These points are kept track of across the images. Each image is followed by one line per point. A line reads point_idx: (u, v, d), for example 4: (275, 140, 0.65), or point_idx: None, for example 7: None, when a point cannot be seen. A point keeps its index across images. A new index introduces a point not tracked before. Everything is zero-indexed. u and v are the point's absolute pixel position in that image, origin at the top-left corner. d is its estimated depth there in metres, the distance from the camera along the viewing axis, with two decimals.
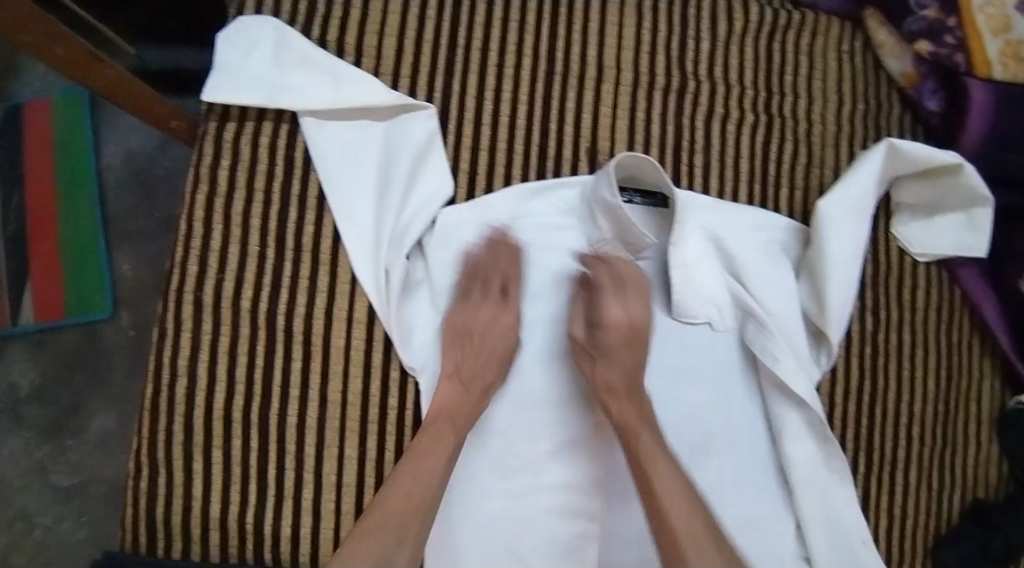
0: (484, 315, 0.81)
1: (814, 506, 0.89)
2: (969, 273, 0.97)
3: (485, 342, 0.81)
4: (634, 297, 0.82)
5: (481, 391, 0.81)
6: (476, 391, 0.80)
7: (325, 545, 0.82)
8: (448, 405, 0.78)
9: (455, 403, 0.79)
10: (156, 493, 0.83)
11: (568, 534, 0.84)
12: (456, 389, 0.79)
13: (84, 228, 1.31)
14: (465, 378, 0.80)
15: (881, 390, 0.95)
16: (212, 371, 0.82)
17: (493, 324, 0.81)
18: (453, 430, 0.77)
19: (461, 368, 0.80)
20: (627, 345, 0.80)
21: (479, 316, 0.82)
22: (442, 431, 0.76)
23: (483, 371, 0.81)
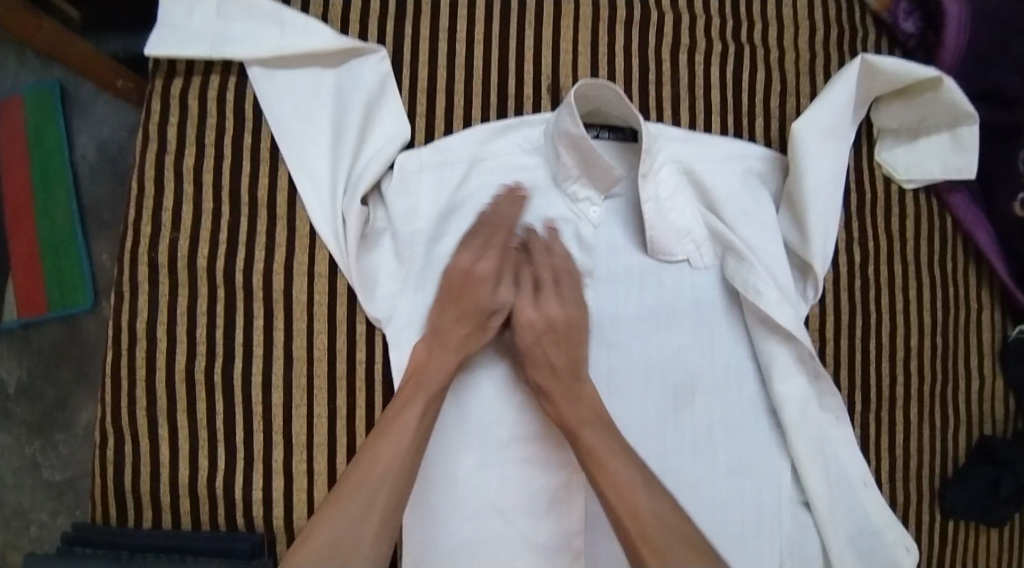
0: (466, 265, 0.78)
1: (808, 448, 0.85)
2: (959, 199, 0.92)
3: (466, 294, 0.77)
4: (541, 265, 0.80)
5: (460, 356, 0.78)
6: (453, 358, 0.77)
7: (300, 507, 0.79)
8: (421, 367, 0.76)
9: (426, 365, 0.77)
10: (123, 462, 0.80)
11: (550, 486, 0.82)
12: (431, 346, 0.77)
13: (61, 220, 1.29)
14: (437, 333, 0.77)
15: (874, 325, 0.91)
16: (171, 333, 0.80)
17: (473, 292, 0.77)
18: (425, 395, 0.75)
19: (435, 320, 0.78)
20: (548, 336, 0.78)
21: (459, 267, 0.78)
22: (411, 394, 0.75)
23: (462, 336, 0.77)
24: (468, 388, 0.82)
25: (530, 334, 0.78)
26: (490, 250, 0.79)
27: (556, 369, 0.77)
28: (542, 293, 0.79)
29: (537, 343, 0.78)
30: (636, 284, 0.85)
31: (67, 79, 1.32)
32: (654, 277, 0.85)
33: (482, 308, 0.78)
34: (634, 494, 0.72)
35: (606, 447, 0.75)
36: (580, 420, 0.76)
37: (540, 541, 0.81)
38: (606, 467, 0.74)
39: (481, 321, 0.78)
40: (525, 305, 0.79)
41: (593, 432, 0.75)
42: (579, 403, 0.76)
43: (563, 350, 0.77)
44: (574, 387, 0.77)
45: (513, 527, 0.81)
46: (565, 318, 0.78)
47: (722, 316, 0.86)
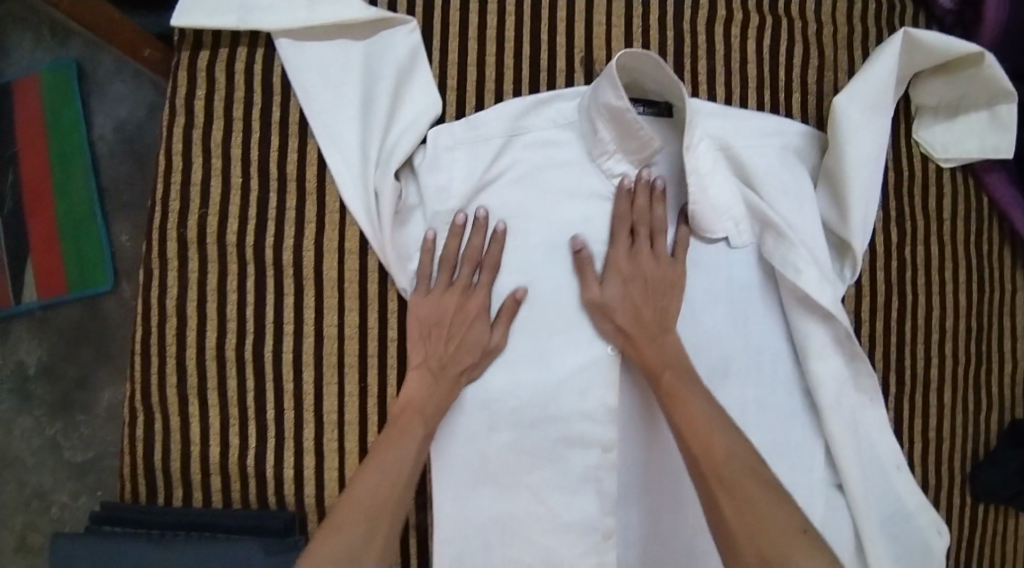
0: (450, 302, 0.78)
1: (842, 428, 0.84)
2: (997, 179, 0.91)
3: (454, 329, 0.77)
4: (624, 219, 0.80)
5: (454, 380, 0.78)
6: (445, 382, 0.77)
7: (331, 486, 0.79)
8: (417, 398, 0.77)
9: (421, 398, 0.77)
10: (152, 441, 0.79)
11: (580, 465, 0.82)
12: (426, 380, 0.77)
13: (79, 201, 1.28)
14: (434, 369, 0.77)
15: (910, 306, 0.89)
16: (201, 310, 0.79)
17: (460, 314, 0.77)
18: (420, 422, 0.76)
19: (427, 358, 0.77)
20: (639, 286, 0.79)
21: (446, 305, 0.78)
22: (408, 424, 0.75)
23: (453, 360, 0.77)
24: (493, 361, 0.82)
25: (624, 281, 0.79)
26: (476, 291, 0.78)
27: (642, 315, 0.78)
28: (639, 247, 0.79)
29: (628, 289, 0.79)
30: None
31: (83, 58, 1.30)
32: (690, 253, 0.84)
33: (475, 347, 0.77)
34: (709, 435, 0.73)
35: (687, 387, 0.76)
36: (664, 361, 0.77)
37: (570, 520, 0.82)
38: (688, 407, 0.74)
39: (476, 359, 0.78)
40: (621, 251, 0.80)
41: (673, 373, 0.76)
42: (664, 346, 0.78)
43: (652, 299, 0.79)
44: (655, 333, 0.78)
45: (544, 503, 0.82)
46: (660, 276, 0.79)
47: (757, 295, 0.85)
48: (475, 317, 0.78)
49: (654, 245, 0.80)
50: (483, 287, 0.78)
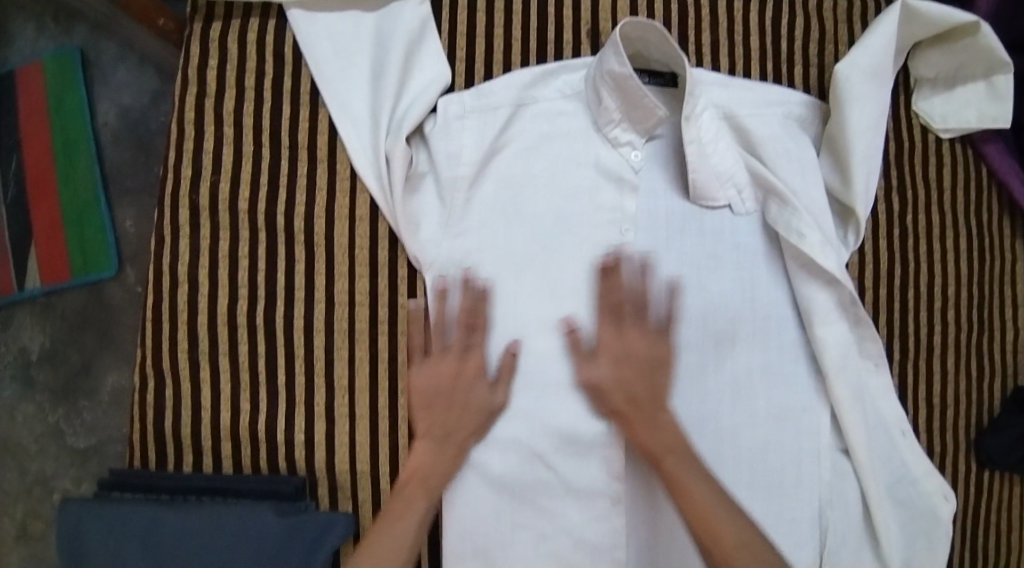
0: (448, 369, 0.77)
1: (848, 392, 0.85)
2: (995, 148, 0.92)
3: (456, 396, 0.78)
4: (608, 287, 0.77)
5: (458, 448, 0.79)
6: (451, 450, 0.78)
7: (342, 451, 0.79)
8: (423, 465, 0.77)
9: (429, 464, 0.78)
10: (163, 406, 0.79)
11: (588, 433, 0.80)
12: (433, 450, 0.78)
13: (82, 188, 1.28)
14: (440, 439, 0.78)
15: (912, 274, 0.91)
16: (212, 276, 0.79)
17: (459, 379, 0.77)
18: (424, 493, 0.76)
19: (432, 427, 0.78)
20: (629, 365, 0.75)
21: (444, 371, 0.77)
22: (412, 496, 0.76)
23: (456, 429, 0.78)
24: (503, 320, 0.81)
25: (614, 363, 0.75)
26: (472, 353, 0.77)
27: (634, 397, 0.75)
28: (625, 323, 0.75)
29: (617, 370, 0.75)
30: (677, 226, 0.85)
31: (87, 46, 1.31)
32: (695, 221, 0.85)
33: (481, 409, 0.78)
34: (716, 521, 0.71)
35: (689, 470, 0.74)
36: (660, 447, 0.75)
37: (581, 486, 0.81)
38: (691, 491, 0.73)
39: (484, 421, 0.79)
40: (609, 329, 0.76)
41: (675, 458, 0.74)
42: (660, 432, 0.75)
43: (646, 378, 0.75)
44: (653, 416, 0.75)
45: (553, 470, 0.81)
46: (657, 348, 0.75)
47: (763, 262, 0.86)
48: (476, 381, 0.78)
49: (642, 317, 0.75)
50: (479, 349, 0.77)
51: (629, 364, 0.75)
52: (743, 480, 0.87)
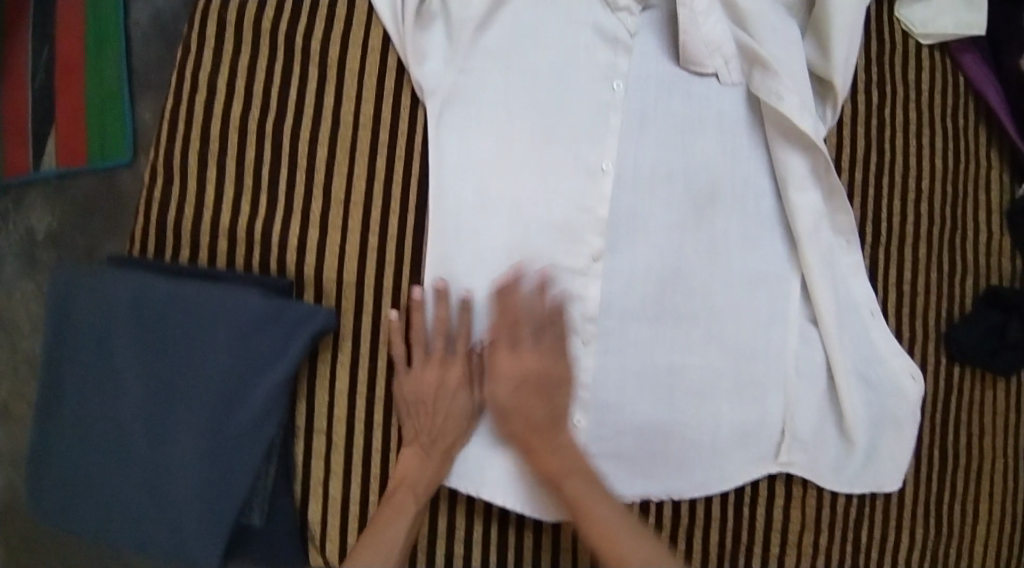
0: (432, 379, 0.83)
1: (818, 258, 0.89)
2: (971, 59, 0.98)
3: (439, 403, 0.83)
4: (501, 312, 0.81)
5: (444, 451, 0.84)
6: (438, 453, 0.83)
7: (331, 259, 0.85)
8: (410, 473, 0.83)
9: (416, 469, 0.83)
10: (169, 201, 0.86)
11: (565, 268, 0.87)
12: (418, 456, 0.83)
13: (108, 79, 1.30)
14: (425, 443, 0.83)
15: (888, 162, 0.95)
16: (229, 86, 0.87)
17: (442, 387, 0.83)
18: (414, 498, 0.82)
19: (418, 433, 0.83)
20: (527, 385, 0.80)
21: (426, 382, 0.83)
22: (402, 502, 0.81)
23: (442, 433, 0.83)
24: (494, 157, 0.86)
25: (512, 388, 0.80)
26: (455, 361, 0.83)
27: (535, 423, 0.81)
28: (519, 343, 0.80)
29: (517, 392, 0.80)
30: (667, 89, 0.89)
31: None
32: (684, 85, 0.90)
33: (461, 412, 0.83)
34: (616, 544, 0.77)
35: (585, 488, 0.80)
36: (562, 472, 0.81)
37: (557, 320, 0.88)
38: (586, 508, 0.79)
39: (465, 425, 0.84)
40: (506, 353, 0.80)
41: (576, 479, 0.81)
42: (560, 455, 0.81)
43: (542, 401, 0.81)
44: (552, 439, 0.82)
45: None
46: (552, 371, 0.81)
47: (744, 130, 0.90)
48: (457, 386, 0.83)
49: (537, 336, 0.80)
50: (461, 354, 0.83)
51: (527, 385, 0.80)
52: (714, 341, 0.89)
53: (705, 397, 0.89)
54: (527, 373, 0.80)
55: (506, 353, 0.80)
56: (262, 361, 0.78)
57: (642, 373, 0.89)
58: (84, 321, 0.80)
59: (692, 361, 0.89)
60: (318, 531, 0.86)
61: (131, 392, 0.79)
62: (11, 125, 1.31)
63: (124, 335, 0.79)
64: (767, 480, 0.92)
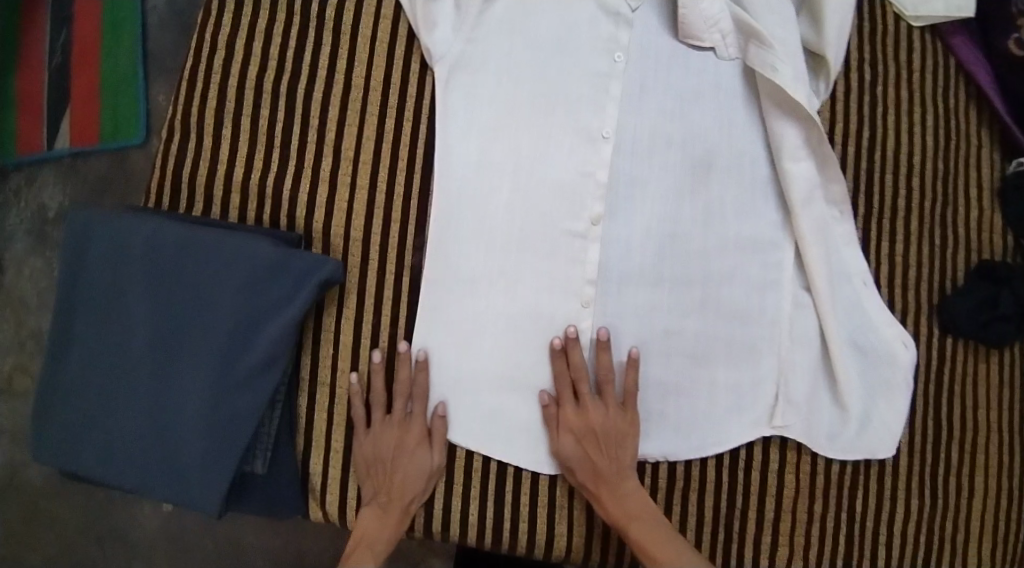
0: (391, 439, 0.87)
1: (812, 225, 0.90)
2: (961, 42, 1.01)
3: (398, 462, 0.86)
4: (565, 372, 0.87)
5: (403, 509, 0.86)
6: (395, 512, 0.86)
7: (339, 215, 0.90)
8: (368, 531, 0.85)
9: (374, 527, 0.85)
10: (185, 157, 0.92)
11: (565, 232, 0.89)
12: (376, 516, 0.85)
13: (124, 61, 1.34)
14: (383, 502, 0.86)
15: (880, 137, 0.98)
16: (247, 50, 0.93)
17: (401, 447, 0.86)
18: (370, 556, 0.83)
19: (376, 493, 0.86)
20: (591, 439, 0.85)
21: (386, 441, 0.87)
22: (359, 559, 0.83)
23: (400, 493, 0.86)
24: (497, 123, 0.90)
25: (578, 442, 0.86)
26: (414, 420, 0.87)
27: (599, 472, 0.85)
28: (583, 401, 0.86)
29: (581, 446, 0.86)
30: (666, 62, 0.92)
31: None
32: (681, 60, 0.92)
33: (419, 471, 0.86)
34: None
35: (652, 531, 0.83)
36: (626, 514, 0.85)
37: (558, 282, 0.89)
38: (652, 551, 0.82)
39: (424, 485, 0.87)
40: (572, 409, 0.86)
41: (641, 524, 0.84)
42: (625, 500, 0.85)
43: (605, 453, 0.86)
44: (618, 486, 0.85)
45: (531, 268, 0.89)
46: (614, 424, 0.86)
47: (738, 105, 0.93)
48: (415, 446, 0.86)
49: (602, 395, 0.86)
50: (418, 416, 0.87)
51: (592, 438, 0.85)
52: (709, 306, 0.91)
53: (701, 361, 0.91)
54: (593, 428, 0.85)
55: (573, 411, 0.86)
56: (270, 309, 0.80)
57: (640, 336, 0.90)
58: (95, 266, 0.82)
59: (688, 326, 0.91)
60: (318, 483, 0.89)
61: (138, 336, 0.80)
62: (26, 103, 1.35)
63: (133, 277, 0.80)
64: (761, 444, 0.92)
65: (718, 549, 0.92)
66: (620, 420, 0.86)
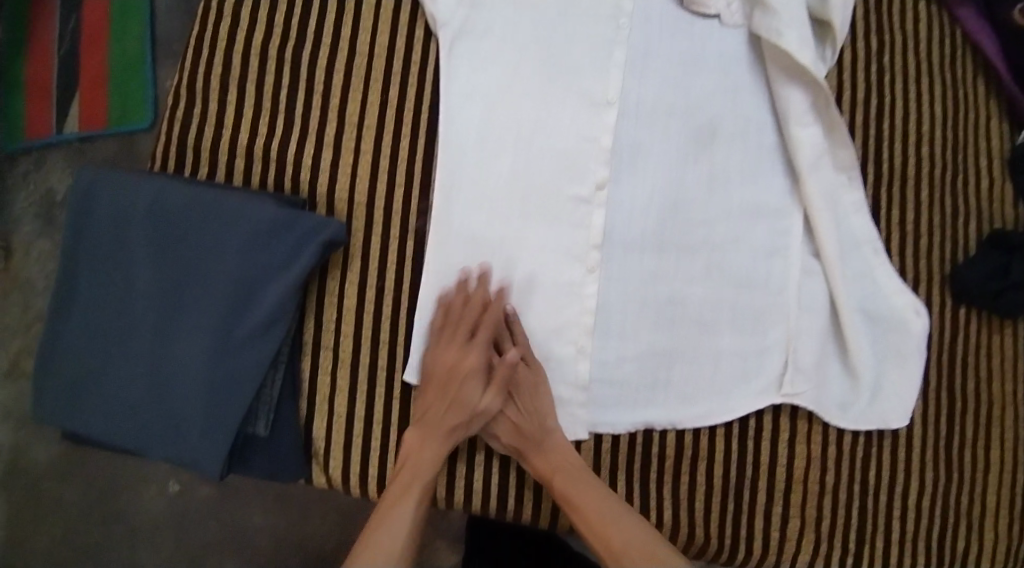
0: (450, 363, 0.85)
1: (820, 190, 0.89)
2: (967, 12, 1.00)
3: (453, 387, 0.84)
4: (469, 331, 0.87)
5: (448, 433, 0.84)
6: (439, 435, 0.84)
7: (343, 180, 0.90)
8: (413, 454, 0.84)
9: (417, 451, 0.84)
10: (190, 122, 0.92)
11: (570, 197, 0.89)
12: (421, 437, 0.84)
13: (133, 46, 1.34)
14: (430, 426, 0.84)
15: (887, 105, 0.97)
16: (254, 18, 0.94)
17: (456, 370, 0.84)
18: (417, 478, 0.84)
19: (425, 416, 0.84)
20: (504, 397, 0.86)
21: (444, 364, 0.85)
22: (407, 482, 0.83)
23: (445, 416, 0.84)
24: (500, 88, 0.90)
25: (494, 403, 0.87)
26: (475, 346, 0.85)
27: (517, 428, 0.86)
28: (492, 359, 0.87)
29: (497, 406, 0.87)
30: (671, 29, 0.91)
31: None
32: (686, 27, 0.91)
33: (472, 399, 0.84)
34: (607, 529, 0.82)
35: (574, 480, 0.84)
36: (548, 467, 0.85)
37: (562, 247, 0.88)
38: (573, 501, 0.83)
39: (465, 419, 0.84)
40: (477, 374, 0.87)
41: (562, 476, 0.84)
42: (549, 454, 0.85)
43: (520, 408, 0.86)
44: (540, 442, 0.85)
45: (536, 235, 0.89)
46: (524, 380, 0.86)
47: (745, 70, 0.91)
48: (471, 372, 0.84)
49: (501, 353, 0.86)
50: (480, 342, 0.85)
51: (503, 396, 0.86)
52: (717, 271, 0.90)
53: (708, 328, 0.90)
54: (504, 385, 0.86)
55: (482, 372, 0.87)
56: (271, 266, 0.82)
57: (646, 302, 0.89)
58: (100, 224, 0.84)
59: (694, 292, 0.90)
60: (321, 448, 0.89)
61: (144, 290, 0.82)
62: (36, 88, 1.36)
63: (140, 236, 0.83)
64: (770, 413, 0.91)
65: (726, 519, 0.91)
66: (527, 374, 0.86)
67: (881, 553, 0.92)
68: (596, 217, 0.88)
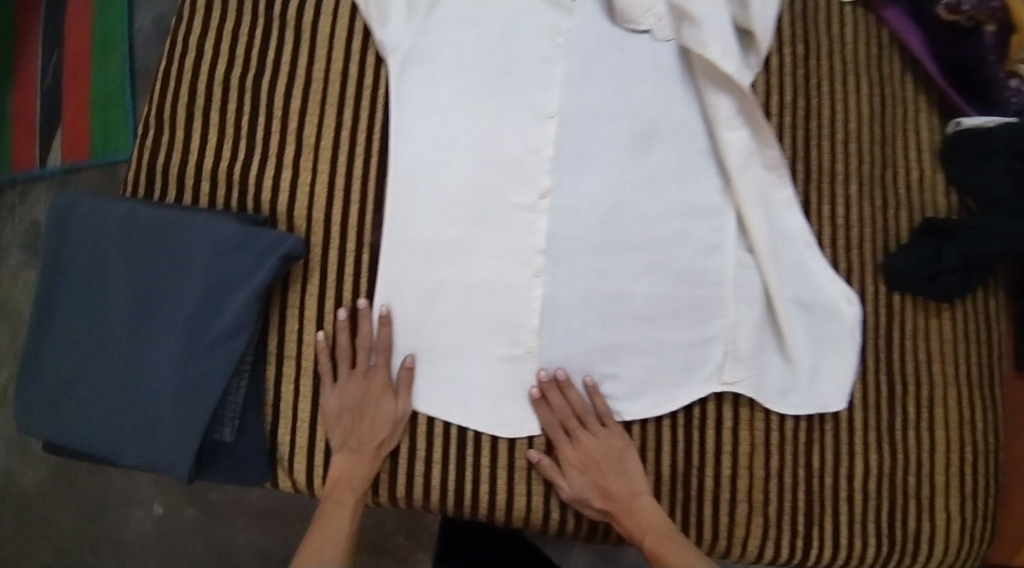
0: (357, 391, 0.92)
1: (750, 189, 0.93)
2: (894, 13, 1.05)
3: (366, 409, 0.91)
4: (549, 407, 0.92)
5: (375, 448, 0.91)
6: (367, 452, 0.91)
7: (302, 197, 0.95)
8: (343, 472, 0.90)
9: (347, 468, 0.91)
10: (159, 149, 0.98)
11: (515, 204, 0.94)
12: (350, 458, 0.91)
13: (111, 80, 1.40)
14: (354, 446, 0.91)
15: (816, 107, 1.02)
16: (216, 49, 1.00)
17: (368, 396, 0.91)
18: (350, 493, 0.90)
19: (347, 439, 0.91)
20: (593, 466, 0.90)
21: (353, 394, 0.92)
22: (342, 495, 0.89)
23: (367, 437, 0.91)
24: (445, 107, 0.95)
25: (582, 473, 0.91)
26: (376, 373, 0.92)
27: (609, 494, 0.90)
28: (576, 433, 0.91)
29: (586, 475, 0.91)
30: (606, 43, 0.96)
31: None
32: (620, 40, 0.96)
33: (387, 417, 0.91)
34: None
35: (662, 535, 0.87)
36: (641, 527, 0.88)
37: (510, 254, 0.93)
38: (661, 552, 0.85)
39: (388, 431, 0.91)
40: (566, 447, 0.91)
41: (654, 533, 0.87)
42: (636, 514, 0.89)
43: (611, 474, 0.90)
44: (630, 504, 0.89)
45: (482, 244, 0.94)
46: (605, 447, 0.91)
47: (676, 80, 0.96)
48: (381, 394, 0.91)
49: (586, 426, 0.91)
50: (381, 367, 0.92)
51: (592, 464, 0.90)
52: (657, 269, 0.95)
53: (651, 324, 0.94)
54: (595, 455, 0.91)
55: (565, 444, 0.91)
56: (235, 281, 0.87)
57: (590, 303, 0.94)
58: (73, 246, 0.89)
59: (636, 290, 0.94)
60: (286, 452, 0.94)
61: (116, 307, 0.88)
62: (21, 123, 1.42)
63: (111, 255, 0.88)
64: (713, 403, 0.95)
65: (676, 506, 0.95)
66: (613, 444, 0.91)
67: (831, 536, 0.96)
68: (540, 223, 0.93)
